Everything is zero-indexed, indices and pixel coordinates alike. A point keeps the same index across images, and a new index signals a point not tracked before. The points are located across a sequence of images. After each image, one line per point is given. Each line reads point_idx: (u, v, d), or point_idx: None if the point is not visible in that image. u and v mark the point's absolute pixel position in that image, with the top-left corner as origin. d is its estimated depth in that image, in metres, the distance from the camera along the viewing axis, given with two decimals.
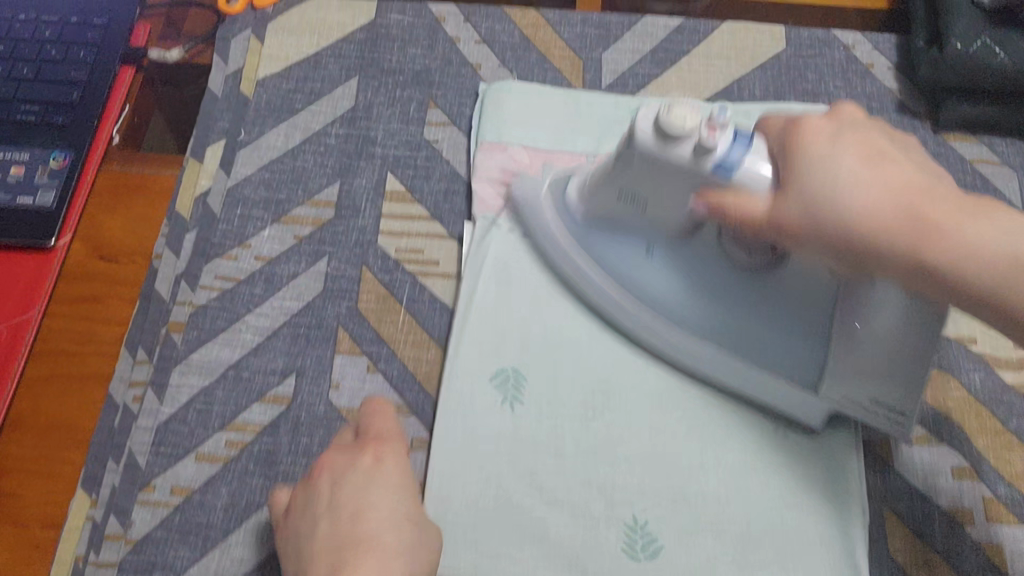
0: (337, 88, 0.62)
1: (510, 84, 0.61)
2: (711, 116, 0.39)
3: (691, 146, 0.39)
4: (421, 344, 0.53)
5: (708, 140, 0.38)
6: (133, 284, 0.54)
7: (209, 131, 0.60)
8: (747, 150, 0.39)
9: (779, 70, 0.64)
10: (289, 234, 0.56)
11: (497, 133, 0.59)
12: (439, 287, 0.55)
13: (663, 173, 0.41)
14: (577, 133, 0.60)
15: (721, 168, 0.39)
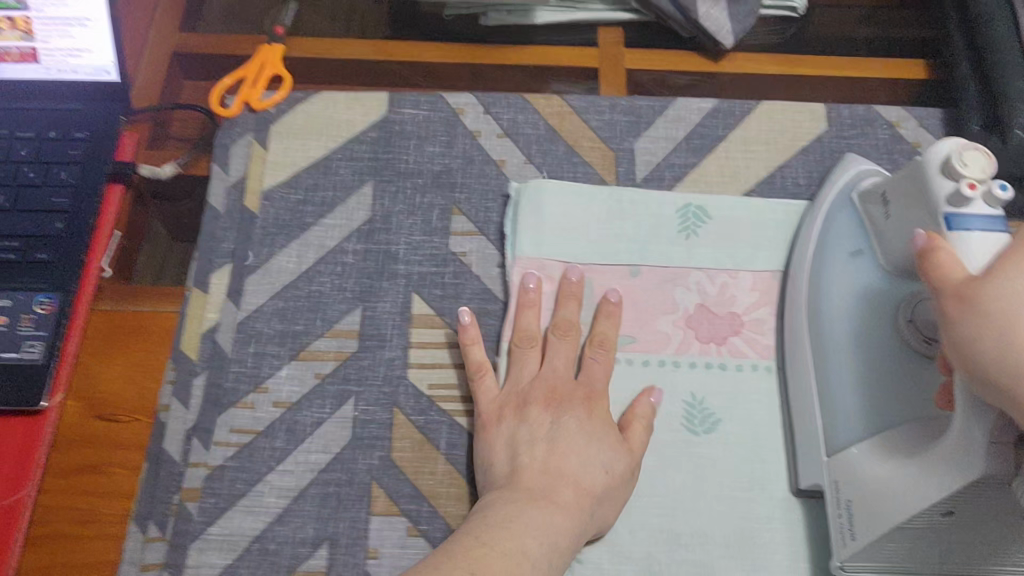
0: (350, 196, 0.56)
1: (545, 182, 0.56)
2: (988, 185, 0.42)
3: (951, 189, 0.42)
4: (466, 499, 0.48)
5: (969, 189, 0.42)
6: (137, 446, 0.49)
7: (213, 255, 0.54)
8: (986, 222, 0.41)
9: (824, 154, 0.59)
10: (309, 372, 0.51)
11: (534, 245, 0.54)
12: None
13: (923, 201, 0.45)
14: (620, 240, 0.55)
15: (949, 218, 0.42)
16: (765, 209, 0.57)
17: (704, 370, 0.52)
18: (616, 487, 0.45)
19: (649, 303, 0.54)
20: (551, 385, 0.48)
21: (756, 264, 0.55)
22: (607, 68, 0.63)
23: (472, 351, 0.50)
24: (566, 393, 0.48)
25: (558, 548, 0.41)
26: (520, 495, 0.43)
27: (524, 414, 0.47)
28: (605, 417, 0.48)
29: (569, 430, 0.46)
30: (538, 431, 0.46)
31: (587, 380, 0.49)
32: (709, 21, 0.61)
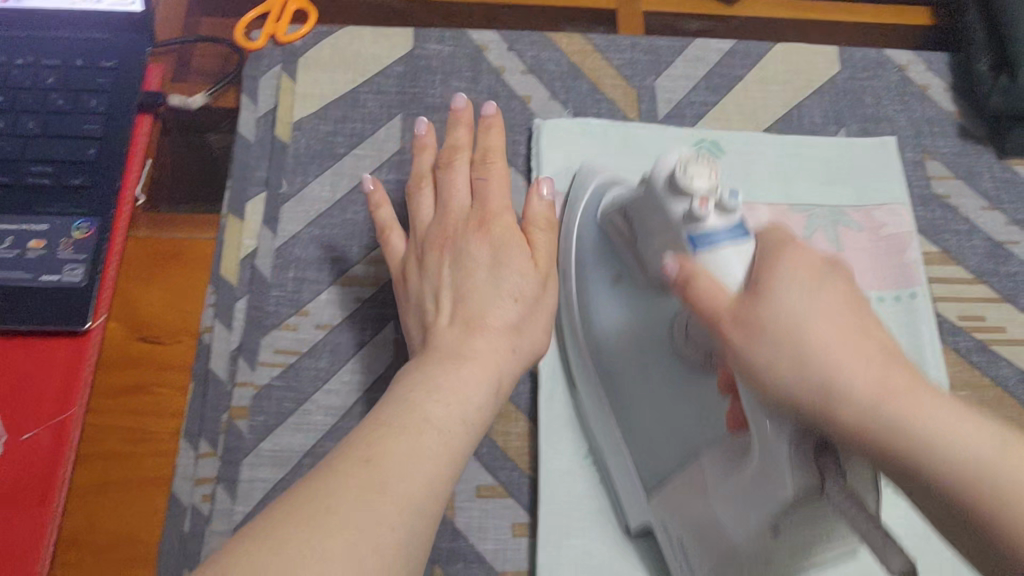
0: (379, 129, 0.57)
1: (564, 121, 0.58)
2: (720, 198, 0.37)
3: (682, 211, 0.39)
4: (508, 417, 0.50)
5: (695, 210, 0.37)
6: (183, 367, 0.49)
7: (247, 183, 0.54)
8: (731, 241, 0.37)
9: (837, 95, 0.61)
10: (348, 297, 0.52)
11: (559, 181, 0.56)
12: None
13: (653, 211, 0.41)
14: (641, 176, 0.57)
15: (693, 241, 0.37)
16: (780, 145, 0.58)
17: None
18: (528, 312, 0.44)
19: None
20: (445, 224, 0.47)
21: (773, 197, 0.57)
22: (623, 12, 0.64)
23: (421, 156, 0.51)
24: (457, 226, 0.47)
25: (475, 390, 0.38)
26: (432, 361, 0.39)
27: (423, 265, 0.46)
28: (503, 237, 0.46)
29: (479, 269, 0.44)
30: (437, 276, 0.45)
31: (482, 205, 0.47)
32: None
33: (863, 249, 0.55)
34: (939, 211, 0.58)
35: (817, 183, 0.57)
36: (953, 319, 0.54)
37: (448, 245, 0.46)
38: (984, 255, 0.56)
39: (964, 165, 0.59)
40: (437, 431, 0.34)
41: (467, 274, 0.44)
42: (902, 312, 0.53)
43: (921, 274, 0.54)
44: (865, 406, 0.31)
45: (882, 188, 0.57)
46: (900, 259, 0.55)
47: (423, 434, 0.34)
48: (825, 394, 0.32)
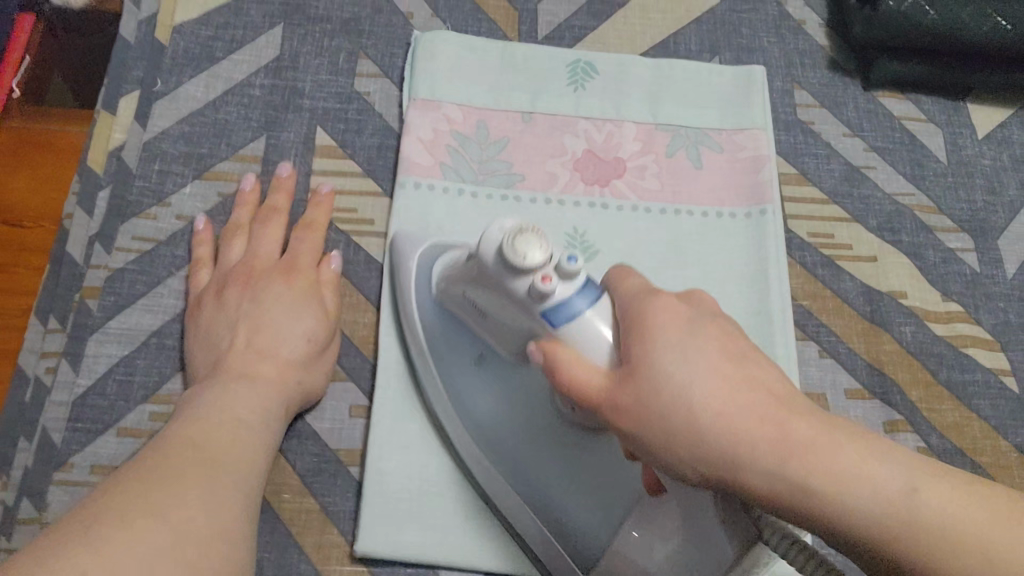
0: (260, 36, 0.58)
1: (442, 34, 0.59)
2: (562, 263, 0.34)
3: (527, 284, 0.34)
4: (358, 307, 0.51)
5: (538, 287, 0.34)
6: (41, 251, 0.51)
7: (123, 82, 0.56)
8: (589, 300, 0.34)
9: (715, 24, 0.63)
10: (211, 192, 0.53)
11: (431, 90, 0.57)
12: (374, 247, 0.53)
13: (501, 298, 0.37)
14: (513, 90, 0.58)
15: (550, 314, 0.34)
16: (653, 67, 0.60)
17: (588, 208, 0.55)
18: (316, 354, 0.46)
19: (539, 147, 0.56)
20: (252, 266, 0.49)
21: (640, 116, 0.58)
22: None
23: (240, 209, 0.52)
24: (266, 269, 0.49)
25: (270, 413, 0.43)
26: (218, 380, 0.43)
27: (222, 297, 0.47)
28: (308, 292, 0.48)
29: (272, 308, 0.47)
30: (234, 313, 0.47)
31: (291, 257, 0.49)
32: None
33: (722, 168, 0.57)
34: (801, 137, 0.60)
35: (686, 106, 0.59)
36: (804, 236, 0.57)
37: (258, 288, 0.48)
38: (840, 177, 0.58)
39: (831, 95, 0.61)
40: (246, 430, 0.40)
41: (283, 310, 0.47)
42: (752, 228, 0.55)
43: (775, 192, 0.56)
44: (710, 413, 0.30)
45: (747, 112, 0.59)
46: (757, 177, 0.56)
47: (225, 429, 0.39)
48: (688, 425, 0.31)
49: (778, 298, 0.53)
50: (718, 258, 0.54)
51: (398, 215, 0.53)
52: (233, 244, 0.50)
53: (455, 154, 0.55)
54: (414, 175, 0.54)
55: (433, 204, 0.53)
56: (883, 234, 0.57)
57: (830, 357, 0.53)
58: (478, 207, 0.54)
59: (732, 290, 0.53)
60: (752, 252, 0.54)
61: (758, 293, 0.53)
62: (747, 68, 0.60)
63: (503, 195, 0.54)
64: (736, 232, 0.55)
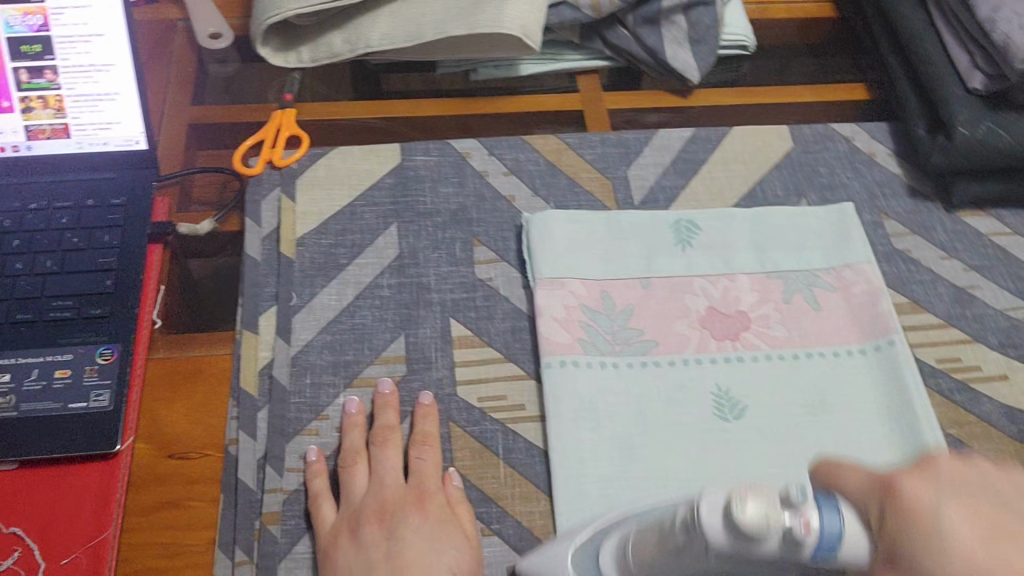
0: (378, 238, 0.61)
1: (551, 213, 0.62)
2: (791, 498, 0.37)
3: (777, 539, 0.36)
4: (531, 496, 0.51)
5: (799, 533, 0.36)
6: (211, 479, 0.51)
7: (258, 300, 0.57)
8: (838, 513, 0.37)
9: (793, 168, 0.67)
10: (365, 398, 0.54)
11: (555, 268, 0.59)
12: (531, 432, 0.54)
13: (748, 563, 0.39)
14: (628, 257, 0.61)
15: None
16: (751, 218, 0.63)
17: (725, 364, 0.57)
18: None
19: (664, 311, 0.59)
20: (381, 499, 0.48)
21: (750, 267, 0.61)
22: (589, 109, 0.70)
23: (352, 433, 0.52)
24: (395, 500, 0.48)
25: None
26: None
27: (359, 537, 0.47)
28: (441, 517, 0.48)
29: (413, 540, 0.46)
30: (373, 555, 0.46)
31: (418, 483, 0.49)
32: (676, 61, 0.69)
33: (840, 308, 0.59)
34: (902, 265, 0.62)
35: (790, 251, 0.62)
36: (934, 364, 0.58)
37: (388, 522, 0.47)
38: (950, 299, 0.61)
39: (918, 221, 0.64)
40: None
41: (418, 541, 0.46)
42: (883, 359, 0.57)
43: (897, 323, 0.58)
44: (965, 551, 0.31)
45: (847, 250, 0.62)
46: (877, 310, 0.59)
47: None
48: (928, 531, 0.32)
49: (927, 427, 0.54)
50: (859, 396, 0.56)
51: (550, 396, 0.54)
52: (356, 473, 0.50)
53: (590, 328, 0.57)
54: (556, 353, 0.56)
55: (574, 377, 0.55)
56: (1006, 349, 0.59)
57: None
58: (624, 377, 0.56)
59: (879, 426, 0.55)
60: (890, 385, 0.56)
61: (909, 425, 0.54)
62: (836, 207, 0.64)
63: (644, 362, 0.57)
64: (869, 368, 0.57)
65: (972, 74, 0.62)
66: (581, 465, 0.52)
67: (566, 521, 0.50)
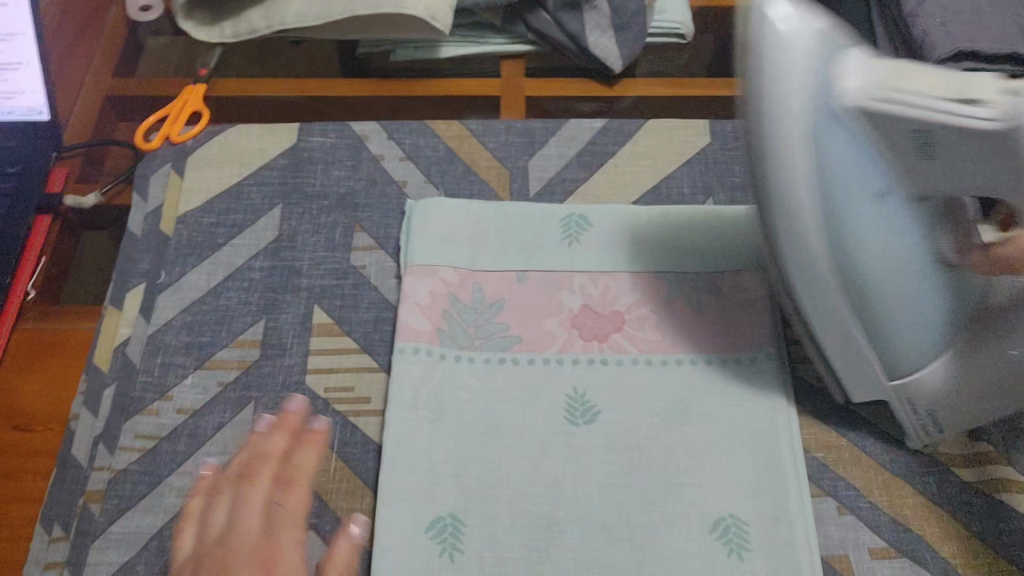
0: (260, 219, 0.60)
1: (437, 201, 0.60)
2: None
3: None
4: (356, 493, 0.51)
5: None
6: (50, 453, 0.52)
7: (129, 276, 0.58)
8: None
9: (707, 165, 0.63)
10: (212, 380, 0.54)
11: (429, 255, 0.58)
12: (371, 427, 0.53)
13: None
14: (509, 250, 0.58)
15: None
16: (648, 216, 0.60)
17: (587, 365, 0.54)
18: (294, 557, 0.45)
19: (537, 306, 0.57)
20: (217, 478, 0.49)
21: (636, 265, 0.58)
22: (509, 96, 0.67)
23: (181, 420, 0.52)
24: (231, 477, 0.49)
25: None
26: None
27: (201, 512, 0.47)
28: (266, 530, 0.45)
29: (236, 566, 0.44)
30: (205, 532, 0.46)
31: (254, 459, 0.50)
32: (598, 49, 0.66)
33: (723, 315, 0.56)
34: None
35: (683, 252, 0.58)
36: (812, 380, 0.55)
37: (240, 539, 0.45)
38: None
39: None
40: None
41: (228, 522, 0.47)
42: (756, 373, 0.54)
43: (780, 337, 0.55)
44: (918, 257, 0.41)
45: (743, 255, 0.58)
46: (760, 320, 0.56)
47: None
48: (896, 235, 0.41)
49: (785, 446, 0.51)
50: (724, 409, 0.53)
51: (395, 387, 0.53)
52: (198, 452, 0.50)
53: (452, 319, 0.56)
54: (411, 340, 0.54)
55: (422, 369, 0.53)
56: None
57: (851, 514, 0.51)
58: (478, 374, 0.54)
59: (740, 440, 0.52)
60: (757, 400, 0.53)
61: (768, 446, 0.51)
62: (742, 209, 0.60)
63: (501, 358, 0.54)
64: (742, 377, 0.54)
65: None
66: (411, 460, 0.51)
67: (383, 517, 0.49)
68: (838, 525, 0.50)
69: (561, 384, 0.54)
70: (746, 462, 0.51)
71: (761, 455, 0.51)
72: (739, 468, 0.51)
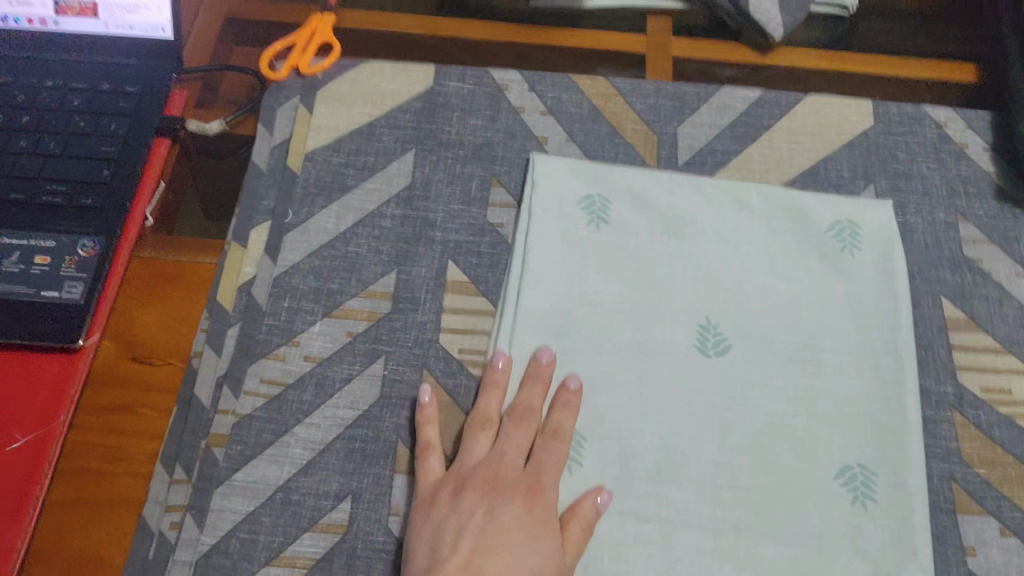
0: (391, 163, 0.57)
1: (561, 156, 0.57)
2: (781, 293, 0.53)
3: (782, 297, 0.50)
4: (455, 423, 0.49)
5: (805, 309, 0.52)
6: (170, 389, 0.49)
7: (254, 212, 0.55)
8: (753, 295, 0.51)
9: (868, 149, 0.59)
10: (340, 331, 0.51)
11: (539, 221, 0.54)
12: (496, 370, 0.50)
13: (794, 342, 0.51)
14: (619, 224, 0.55)
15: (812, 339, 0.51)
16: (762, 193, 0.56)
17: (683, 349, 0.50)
18: None
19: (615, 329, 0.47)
20: (494, 470, 0.46)
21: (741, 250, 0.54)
22: (652, 56, 0.64)
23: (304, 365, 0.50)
24: (507, 480, 0.45)
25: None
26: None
27: (457, 500, 0.44)
28: (546, 517, 0.44)
29: (510, 531, 0.43)
30: (464, 518, 0.44)
31: (535, 471, 0.46)
32: (759, 12, 0.62)
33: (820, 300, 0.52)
34: (972, 277, 0.55)
35: (787, 241, 0.54)
36: (977, 392, 0.51)
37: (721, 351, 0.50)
38: (1015, 323, 0.53)
39: (1002, 230, 0.56)
40: None
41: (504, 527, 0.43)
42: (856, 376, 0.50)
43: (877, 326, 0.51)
44: None
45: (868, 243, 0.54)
46: (896, 292, 0.53)
47: None
48: None
49: (913, 416, 0.49)
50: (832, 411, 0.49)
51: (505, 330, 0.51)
52: (478, 440, 0.47)
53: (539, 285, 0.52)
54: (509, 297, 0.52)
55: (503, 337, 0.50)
56: None
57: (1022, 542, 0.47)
58: (557, 333, 0.50)
59: (870, 407, 0.49)
60: (884, 369, 0.50)
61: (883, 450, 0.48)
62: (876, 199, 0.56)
63: (588, 325, 0.51)
64: (871, 345, 0.51)
65: None
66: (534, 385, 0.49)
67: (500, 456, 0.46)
68: (1001, 549, 0.46)
69: (683, 331, 0.51)
70: (872, 423, 0.49)
71: (888, 420, 0.49)
72: (863, 430, 0.49)
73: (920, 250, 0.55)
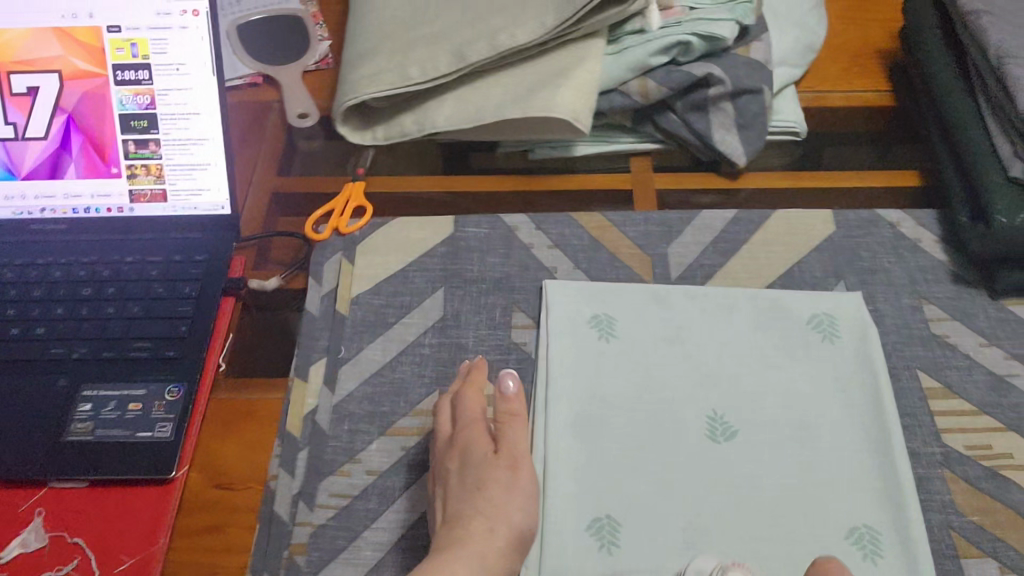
0: (424, 300, 0.66)
1: (570, 282, 0.66)
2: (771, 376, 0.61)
3: None
4: None
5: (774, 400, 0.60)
6: (251, 510, 0.56)
7: (311, 351, 0.63)
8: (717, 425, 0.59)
9: (834, 252, 0.68)
10: (395, 446, 0.59)
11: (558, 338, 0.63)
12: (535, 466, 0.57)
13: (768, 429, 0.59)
14: (633, 333, 0.63)
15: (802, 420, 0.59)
16: (750, 295, 0.65)
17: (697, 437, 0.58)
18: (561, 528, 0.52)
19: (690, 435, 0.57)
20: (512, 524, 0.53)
21: (735, 343, 0.63)
22: (638, 192, 0.74)
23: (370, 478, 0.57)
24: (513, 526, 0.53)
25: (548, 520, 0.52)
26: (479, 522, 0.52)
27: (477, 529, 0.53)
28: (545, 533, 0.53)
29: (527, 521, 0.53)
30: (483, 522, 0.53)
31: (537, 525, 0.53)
32: (724, 146, 0.73)
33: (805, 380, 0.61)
34: (944, 352, 0.63)
35: (774, 333, 0.63)
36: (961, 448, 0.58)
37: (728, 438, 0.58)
38: (986, 387, 0.61)
39: (959, 307, 0.65)
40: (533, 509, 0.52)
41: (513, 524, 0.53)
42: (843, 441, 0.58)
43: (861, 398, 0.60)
44: None
45: (844, 329, 0.63)
46: (869, 364, 0.61)
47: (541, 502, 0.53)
48: None
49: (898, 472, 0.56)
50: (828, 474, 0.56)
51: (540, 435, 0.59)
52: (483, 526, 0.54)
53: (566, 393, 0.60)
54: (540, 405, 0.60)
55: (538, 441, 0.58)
56: None
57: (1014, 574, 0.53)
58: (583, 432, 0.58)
59: (860, 471, 0.56)
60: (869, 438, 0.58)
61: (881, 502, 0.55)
62: (847, 295, 0.65)
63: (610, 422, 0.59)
64: (854, 418, 0.59)
65: (1012, 163, 0.63)
66: (569, 471, 0.57)
67: (547, 546, 0.54)
68: None
69: (694, 420, 0.59)
70: (868, 486, 0.56)
71: (880, 480, 0.56)
72: (858, 492, 0.56)
73: (893, 331, 0.64)
